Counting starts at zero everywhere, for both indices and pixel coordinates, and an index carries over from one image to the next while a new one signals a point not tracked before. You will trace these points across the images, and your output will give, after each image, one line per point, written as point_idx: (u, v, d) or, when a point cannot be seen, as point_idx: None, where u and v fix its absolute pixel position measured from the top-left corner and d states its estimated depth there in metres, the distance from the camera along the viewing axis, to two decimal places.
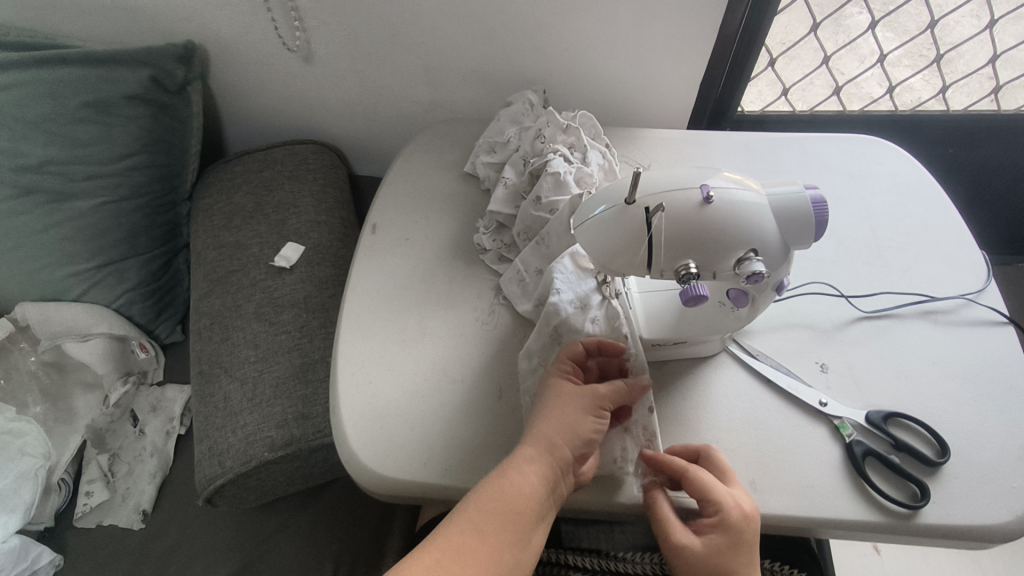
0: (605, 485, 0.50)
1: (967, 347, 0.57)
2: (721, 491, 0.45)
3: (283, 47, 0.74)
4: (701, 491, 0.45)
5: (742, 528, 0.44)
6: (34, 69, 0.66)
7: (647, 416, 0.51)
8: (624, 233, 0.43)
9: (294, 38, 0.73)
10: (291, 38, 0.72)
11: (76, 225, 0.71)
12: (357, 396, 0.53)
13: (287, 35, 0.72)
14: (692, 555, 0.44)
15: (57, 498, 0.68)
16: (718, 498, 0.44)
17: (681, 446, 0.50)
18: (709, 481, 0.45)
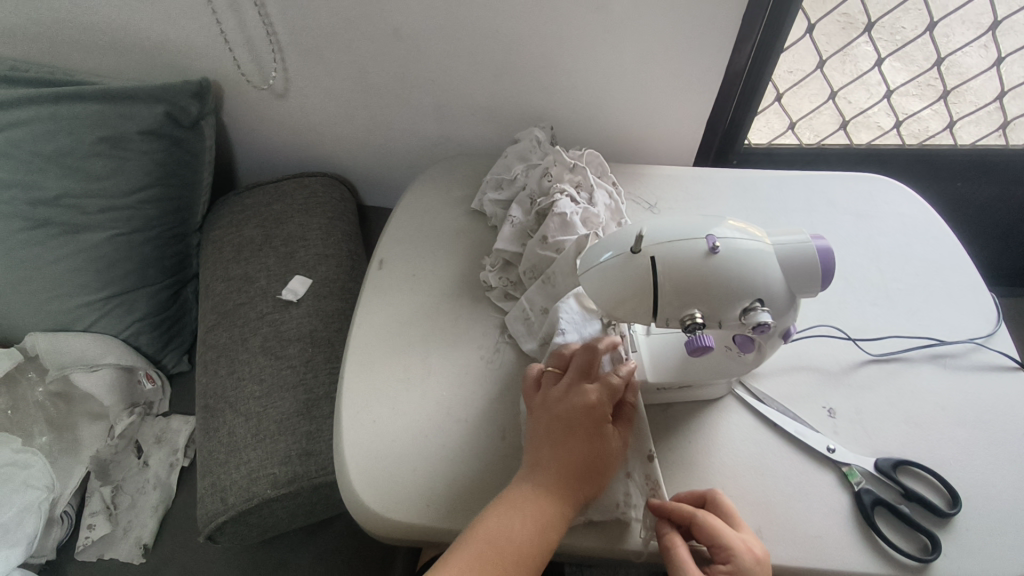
0: (608, 532, 0.49)
1: (978, 392, 0.56)
2: (733, 536, 0.44)
3: (252, 85, 0.76)
4: (713, 536, 0.44)
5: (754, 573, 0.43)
6: (53, 105, 0.67)
7: (647, 464, 0.50)
8: (629, 282, 0.43)
9: (261, 78, 0.75)
10: (263, 78, 0.75)
11: (87, 256, 0.72)
12: (361, 436, 0.53)
13: (259, 76, 0.74)
14: None
15: (60, 531, 0.67)
16: (731, 543, 0.44)
17: (686, 492, 0.49)
18: (720, 526, 0.44)
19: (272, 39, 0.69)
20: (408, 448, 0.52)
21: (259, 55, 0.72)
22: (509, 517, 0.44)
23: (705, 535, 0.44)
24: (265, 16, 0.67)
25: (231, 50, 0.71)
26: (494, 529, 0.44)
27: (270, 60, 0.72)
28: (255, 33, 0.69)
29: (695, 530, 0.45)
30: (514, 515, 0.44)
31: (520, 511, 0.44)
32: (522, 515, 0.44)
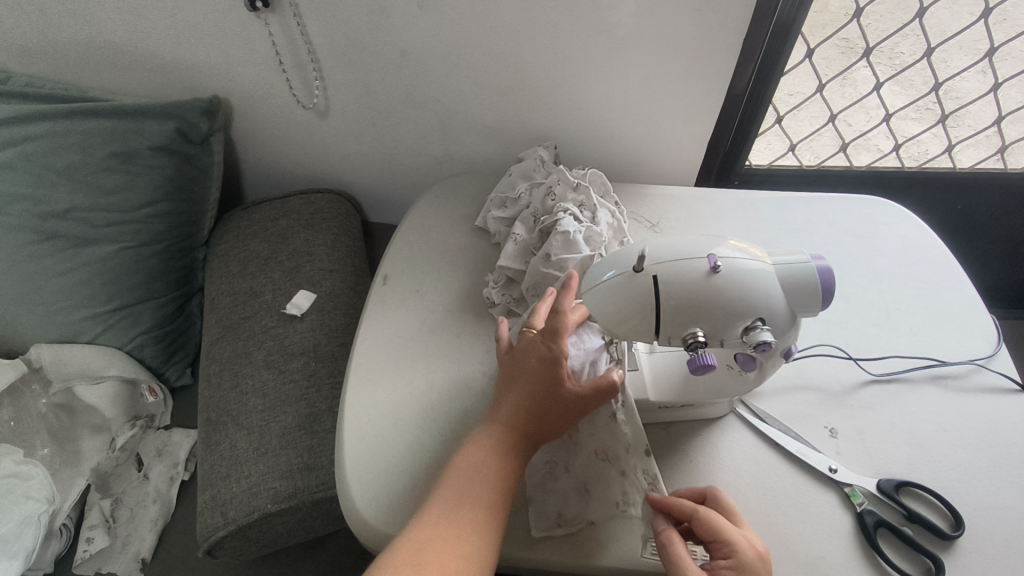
0: (606, 534, 0.49)
1: (979, 414, 0.56)
2: (733, 531, 0.44)
3: (299, 105, 0.77)
4: (714, 531, 0.44)
5: (755, 568, 0.42)
6: (66, 121, 0.69)
7: (646, 460, 0.51)
8: (632, 299, 0.44)
9: (311, 97, 0.76)
10: (308, 97, 0.76)
11: (95, 269, 0.73)
12: (363, 450, 0.53)
13: (306, 95, 0.75)
14: None
15: (58, 544, 0.67)
16: (733, 538, 0.43)
17: (684, 491, 0.49)
18: (720, 521, 0.44)
19: (313, 56, 0.70)
20: (410, 463, 0.52)
21: (305, 75, 0.73)
22: (468, 464, 0.46)
23: (706, 531, 0.44)
24: (277, 32, 0.68)
25: (285, 72, 0.72)
26: (457, 477, 0.46)
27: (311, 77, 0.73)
28: (302, 53, 0.70)
29: (695, 525, 0.45)
30: (475, 461, 0.46)
31: (478, 458, 0.46)
32: (481, 461, 0.46)
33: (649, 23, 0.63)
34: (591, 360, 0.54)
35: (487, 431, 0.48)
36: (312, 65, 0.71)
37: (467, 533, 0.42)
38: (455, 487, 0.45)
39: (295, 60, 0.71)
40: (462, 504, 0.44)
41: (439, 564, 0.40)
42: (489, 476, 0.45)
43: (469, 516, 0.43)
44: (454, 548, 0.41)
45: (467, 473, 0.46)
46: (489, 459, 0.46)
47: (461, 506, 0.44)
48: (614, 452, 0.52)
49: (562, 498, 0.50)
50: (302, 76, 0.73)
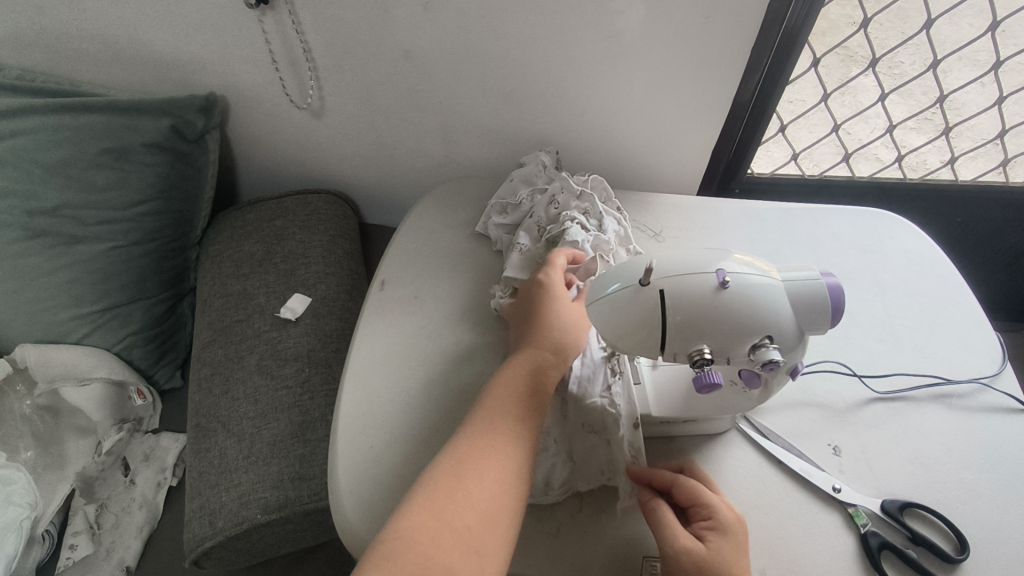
0: (604, 524, 0.49)
1: (984, 433, 0.55)
2: (713, 496, 0.46)
3: (293, 105, 0.75)
4: (695, 496, 0.46)
5: (737, 527, 0.44)
6: (56, 115, 0.66)
7: (633, 433, 0.51)
8: (639, 314, 0.43)
9: (305, 98, 0.74)
10: (302, 97, 0.74)
11: (85, 267, 0.71)
12: (356, 461, 0.52)
13: (299, 95, 0.74)
14: (699, 555, 0.42)
15: (40, 550, 0.65)
16: (714, 500, 0.45)
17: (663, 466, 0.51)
18: (699, 487, 0.46)
19: (308, 56, 0.69)
20: (406, 476, 0.50)
21: (300, 75, 0.71)
22: (506, 380, 0.49)
23: (688, 496, 0.46)
24: (271, 31, 0.67)
25: (278, 71, 0.71)
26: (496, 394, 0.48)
27: (309, 77, 0.72)
28: (297, 51, 0.69)
29: (676, 492, 0.46)
30: (514, 376, 0.49)
31: (515, 375, 0.49)
32: (519, 379, 0.49)
33: (657, 29, 0.62)
34: (592, 373, 0.54)
35: (522, 354, 0.51)
36: (307, 64, 0.70)
37: (510, 442, 0.45)
38: (495, 402, 0.47)
39: (291, 58, 0.69)
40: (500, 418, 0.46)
41: (483, 470, 0.43)
42: (525, 393, 0.48)
43: (509, 428, 0.46)
44: (497, 455, 0.44)
45: (504, 390, 0.48)
46: (527, 375, 0.49)
47: (501, 416, 0.47)
48: (600, 424, 0.52)
49: (550, 467, 0.51)
50: (296, 76, 0.72)
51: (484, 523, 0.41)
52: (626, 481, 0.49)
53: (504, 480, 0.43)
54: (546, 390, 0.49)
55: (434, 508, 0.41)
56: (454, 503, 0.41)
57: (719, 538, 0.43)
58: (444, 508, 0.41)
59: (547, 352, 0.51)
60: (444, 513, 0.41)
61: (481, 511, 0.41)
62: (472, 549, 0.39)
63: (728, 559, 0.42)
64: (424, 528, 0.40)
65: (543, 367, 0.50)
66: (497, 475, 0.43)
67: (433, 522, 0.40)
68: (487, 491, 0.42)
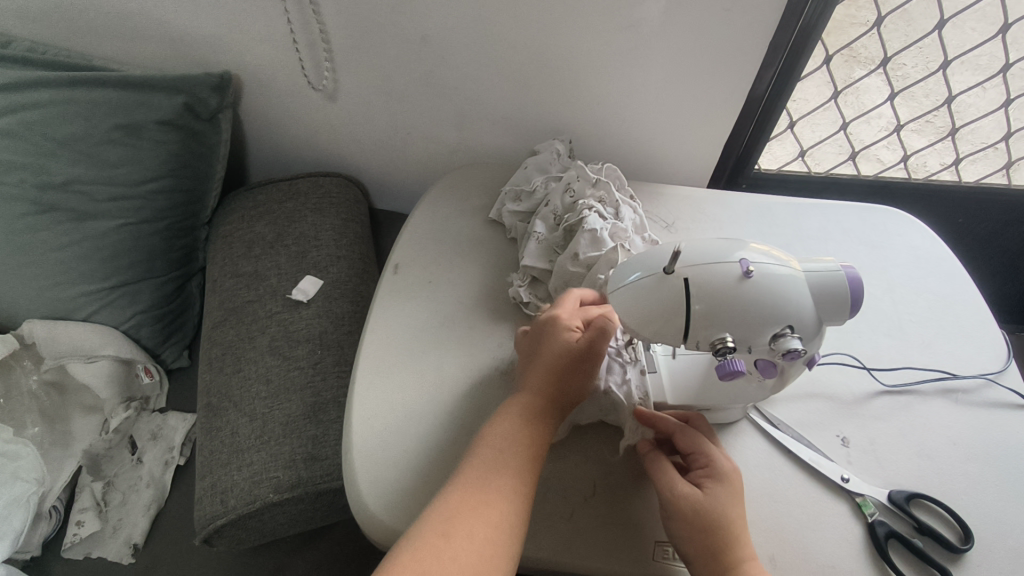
0: (617, 497, 0.50)
1: (989, 428, 0.56)
2: (712, 447, 0.48)
3: (309, 87, 0.75)
4: (695, 445, 0.48)
5: (733, 476, 0.46)
6: (69, 89, 0.66)
7: (640, 377, 0.55)
8: (663, 302, 0.43)
9: (322, 79, 0.74)
10: (318, 77, 0.74)
11: (95, 244, 0.70)
12: (371, 441, 0.52)
13: (315, 76, 0.74)
14: (693, 502, 0.45)
15: (46, 526, 0.65)
16: (713, 452, 0.47)
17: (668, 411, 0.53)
18: (700, 438, 0.49)
19: (325, 36, 0.68)
20: (422, 458, 0.51)
21: (294, 57, 0.71)
22: (503, 421, 0.49)
23: (689, 444, 0.48)
24: (292, 9, 0.66)
25: (295, 48, 0.70)
26: (493, 445, 0.47)
27: (324, 58, 0.71)
28: (314, 32, 0.68)
29: (677, 438, 0.49)
30: (510, 427, 0.48)
31: (510, 428, 0.48)
32: (497, 451, 0.47)
33: (675, 22, 0.62)
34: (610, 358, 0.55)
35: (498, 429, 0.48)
36: (323, 44, 0.69)
37: (503, 496, 0.44)
38: (492, 442, 0.47)
39: (309, 38, 0.69)
40: (495, 471, 0.45)
41: (473, 528, 0.42)
42: (519, 439, 0.47)
43: (504, 481, 0.45)
44: (490, 512, 0.43)
45: (498, 441, 0.47)
46: (522, 415, 0.49)
47: (499, 457, 0.46)
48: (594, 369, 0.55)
49: None
50: (313, 57, 0.71)
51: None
52: (629, 415, 0.52)
53: (495, 539, 0.42)
54: (538, 436, 0.48)
55: (422, 566, 0.40)
56: (441, 562, 0.40)
57: (714, 485, 0.46)
58: (440, 551, 0.40)
59: (540, 392, 0.50)
60: (432, 572, 0.39)
61: (470, 571, 0.40)
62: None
63: (722, 504, 0.44)
64: (420, 568, 0.39)
65: (542, 417, 0.49)
66: (488, 537, 0.42)
67: (429, 562, 0.40)
68: (478, 551, 0.41)
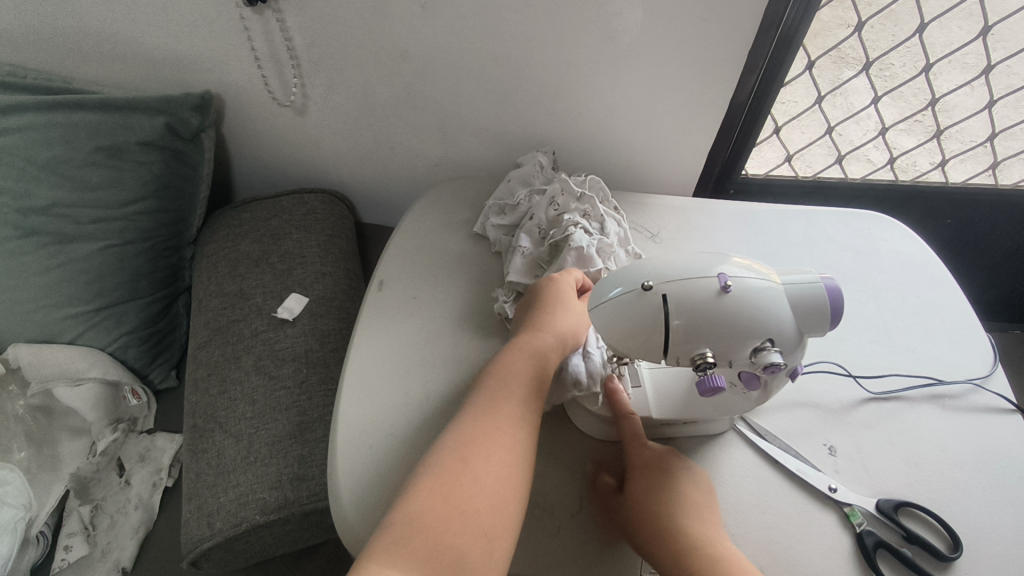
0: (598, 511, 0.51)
1: (976, 434, 0.56)
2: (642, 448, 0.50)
3: (276, 103, 0.75)
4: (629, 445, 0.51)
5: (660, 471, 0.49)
6: (50, 112, 0.66)
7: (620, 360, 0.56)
8: (642, 317, 0.43)
9: (287, 95, 0.74)
10: (284, 95, 0.74)
11: (80, 267, 0.70)
12: (356, 464, 0.52)
13: (282, 93, 0.74)
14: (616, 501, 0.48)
15: (34, 552, 0.63)
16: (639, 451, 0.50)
17: (655, 417, 0.53)
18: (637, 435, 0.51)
19: (291, 54, 0.69)
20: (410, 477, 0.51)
21: (274, 72, 0.71)
22: (507, 368, 0.50)
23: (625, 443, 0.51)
24: (255, 30, 0.66)
25: (259, 65, 0.70)
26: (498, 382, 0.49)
27: (292, 76, 0.71)
28: (281, 50, 0.68)
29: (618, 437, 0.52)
30: (516, 365, 0.50)
31: (516, 366, 0.50)
32: (504, 393, 0.47)
33: (656, 33, 0.62)
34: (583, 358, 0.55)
35: (505, 370, 0.49)
36: (291, 66, 0.70)
37: (513, 424, 0.46)
38: (498, 384, 0.48)
39: (276, 57, 0.69)
40: (504, 401, 0.47)
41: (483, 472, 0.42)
42: (528, 380, 0.49)
43: (514, 412, 0.46)
44: (501, 439, 0.44)
45: (506, 376, 0.49)
46: (528, 362, 0.50)
47: (503, 402, 0.47)
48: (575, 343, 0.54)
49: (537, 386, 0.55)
50: (280, 75, 0.71)
51: (494, 508, 0.41)
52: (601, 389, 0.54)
53: (509, 464, 0.43)
54: (544, 378, 0.50)
55: (443, 490, 0.41)
56: (463, 485, 0.41)
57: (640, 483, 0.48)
58: (449, 495, 0.41)
59: (547, 342, 0.52)
60: (453, 495, 0.41)
61: (489, 491, 0.41)
62: (481, 531, 0.40)
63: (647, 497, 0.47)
64: (430, 514, 0.39)
65: (545, 359, 0.51)
66: (498, 474, 0.42)
67: (439, 506, 0.40)
68: (494, 474, 0.42)
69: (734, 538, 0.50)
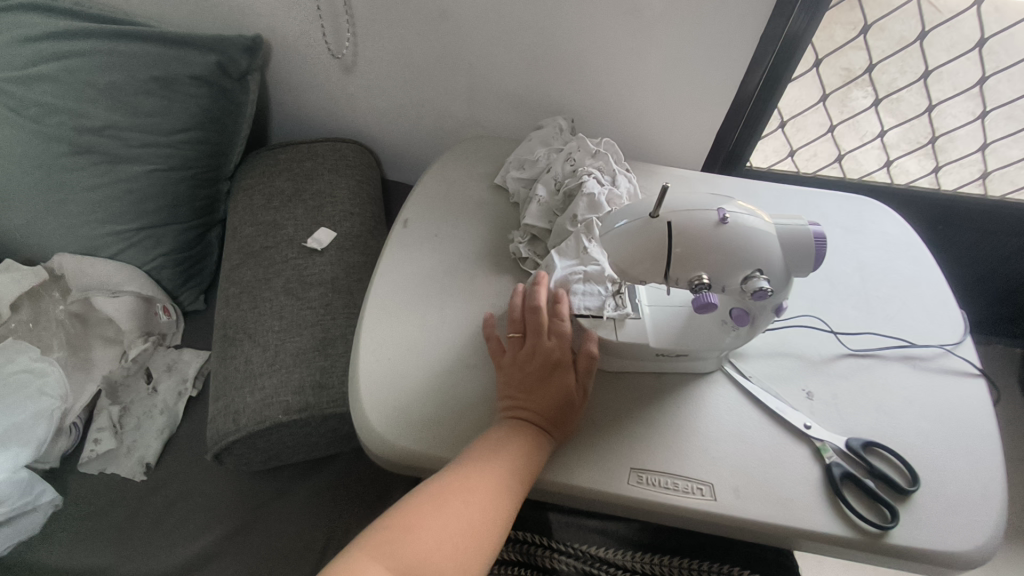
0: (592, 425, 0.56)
1: (942, 394, 0.61)
2: None
3: (328, 53, 0.80)
4: None
5: None
6: (111, 40, 0.71)
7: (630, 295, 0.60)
8: (648, 242, 0.48)
9: (340, 47, 0.79)
10: (337, 46, 0.79)
11: (125, 187, 0.75)
12: (377, 371, 0.57)
13: (336, 44, 0.79)
14: None
15: (66, 441, 0.68)
16: None
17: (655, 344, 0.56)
18: None
19: (336, 8, 0.75)
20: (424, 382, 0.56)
21: (318, 25, 0.77)
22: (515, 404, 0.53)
23: None
24: None
25: (298, 17, 0.76)
26: (509, 387, 0.54)
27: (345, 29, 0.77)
28: (337, 3, 0.74)
29: None
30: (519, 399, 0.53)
31: (532, 365, 0.54)
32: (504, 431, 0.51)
33: (675, 13, 0.68)
34: (565, 279, 0.59)
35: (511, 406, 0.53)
36: (346, 18, 0.75)
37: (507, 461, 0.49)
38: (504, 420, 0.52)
39: (332, 9, 0.75)
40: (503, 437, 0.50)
41: (462, 503, 0.46)
42: (528, 417, 0.52)
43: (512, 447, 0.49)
44: (487, 471, 0.48)
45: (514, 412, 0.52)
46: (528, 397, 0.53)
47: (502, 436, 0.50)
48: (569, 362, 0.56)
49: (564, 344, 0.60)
50: (334, 28, 0.77)
51: (460, 538, 0.45)
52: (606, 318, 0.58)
53: (490, 498, 0.47)
54: (545, 412, 0.52)
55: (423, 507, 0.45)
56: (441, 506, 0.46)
57: None
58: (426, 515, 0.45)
59: (547, 373, 0.54)
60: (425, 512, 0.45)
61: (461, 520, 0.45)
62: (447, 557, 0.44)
63: None
64: (405, 525, 0.44)
65: (543, 390, 0.53)
66: (474, 506, 0.46)
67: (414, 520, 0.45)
68: (473, 499, 0.47)
69: (715, 459, 0.55)
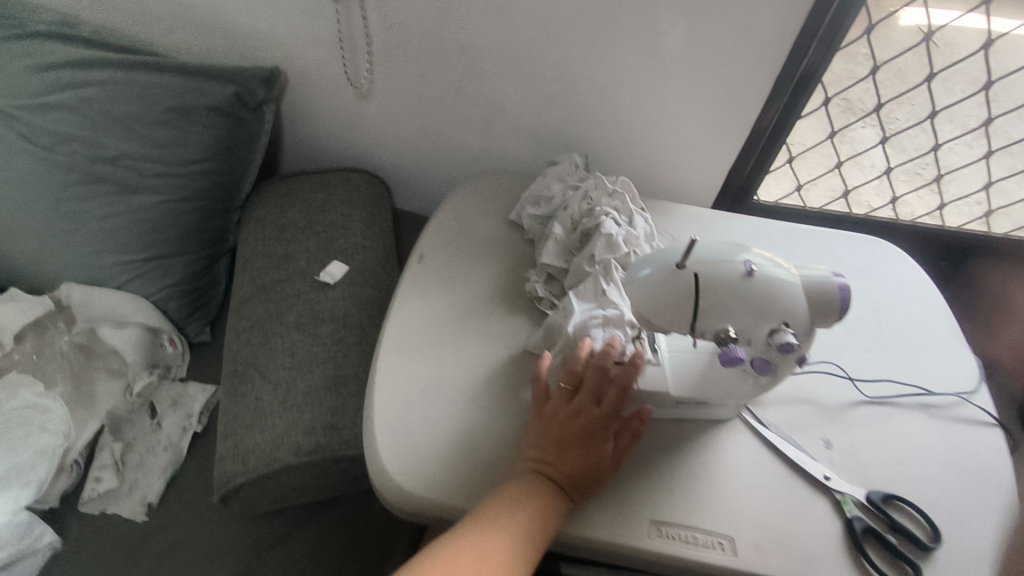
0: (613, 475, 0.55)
1: (960, 444, 0.61)
2: None
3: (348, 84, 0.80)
4: None
5: None
6: (130, 71, 0.72)
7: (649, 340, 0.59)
8: (674, 292, 0.48)
9: (359, 77, 0.79)
10: (355, 77, 0.79)
11: (137, 217, 0.75)
12: (393, 415, 0.56)
13: (355, 74, 0.79)
14: None
15: (66, 480, 0.67)
16: None
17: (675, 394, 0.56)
18: None
19: (352, 40, 0.75)
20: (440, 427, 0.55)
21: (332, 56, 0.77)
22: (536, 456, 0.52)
23: None
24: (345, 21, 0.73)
25: (313, 48, 0.77)
26: (533, 437, 0.53)
27: (363, 62, 0.77)
28: (359, 38, 0.74)
29: None
30: (542, 451, 0.52)
31: (562, 416, 0.53)
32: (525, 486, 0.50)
33: (690, 54, 0.69)
34: (584, 324, 0.58)
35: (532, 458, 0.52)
36: (365, 53, 0.76)
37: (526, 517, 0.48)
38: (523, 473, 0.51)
39: (352, 41, 0.75)
40: (521, 492, 0.49)
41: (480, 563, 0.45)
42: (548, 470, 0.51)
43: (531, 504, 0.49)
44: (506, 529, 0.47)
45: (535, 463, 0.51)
46: (552, 450, 0.52)
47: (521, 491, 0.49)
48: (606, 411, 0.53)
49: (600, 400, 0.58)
50: (354, 58, 0.77)
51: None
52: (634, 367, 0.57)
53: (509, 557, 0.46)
54: (567, 466, 0.51)
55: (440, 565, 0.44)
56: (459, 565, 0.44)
57: None
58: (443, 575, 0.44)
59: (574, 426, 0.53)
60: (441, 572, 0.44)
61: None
62: None
63: None
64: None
65: (568, 444, 0.52)
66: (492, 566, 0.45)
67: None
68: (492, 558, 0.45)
69: (735, 512, 0.54)
